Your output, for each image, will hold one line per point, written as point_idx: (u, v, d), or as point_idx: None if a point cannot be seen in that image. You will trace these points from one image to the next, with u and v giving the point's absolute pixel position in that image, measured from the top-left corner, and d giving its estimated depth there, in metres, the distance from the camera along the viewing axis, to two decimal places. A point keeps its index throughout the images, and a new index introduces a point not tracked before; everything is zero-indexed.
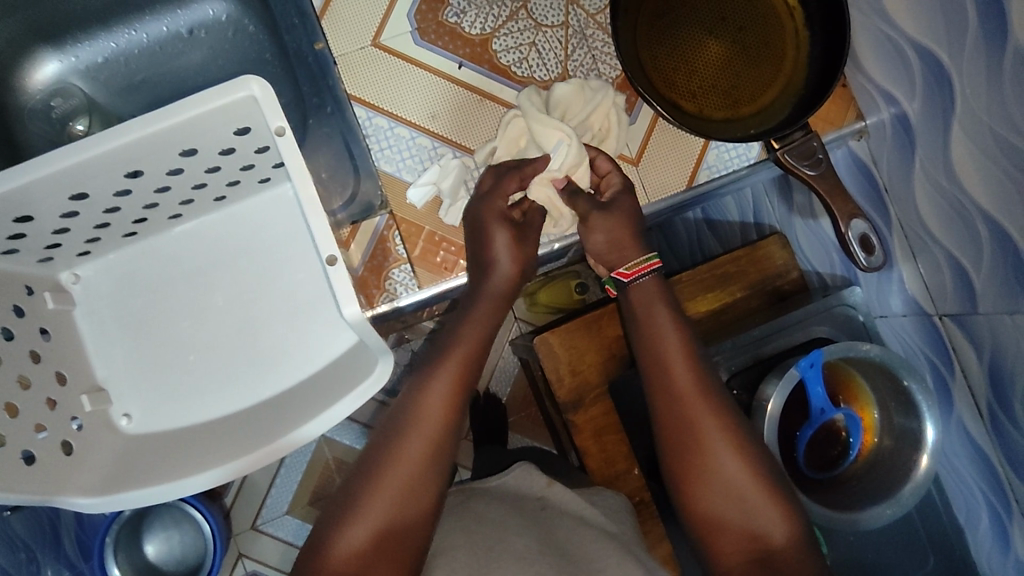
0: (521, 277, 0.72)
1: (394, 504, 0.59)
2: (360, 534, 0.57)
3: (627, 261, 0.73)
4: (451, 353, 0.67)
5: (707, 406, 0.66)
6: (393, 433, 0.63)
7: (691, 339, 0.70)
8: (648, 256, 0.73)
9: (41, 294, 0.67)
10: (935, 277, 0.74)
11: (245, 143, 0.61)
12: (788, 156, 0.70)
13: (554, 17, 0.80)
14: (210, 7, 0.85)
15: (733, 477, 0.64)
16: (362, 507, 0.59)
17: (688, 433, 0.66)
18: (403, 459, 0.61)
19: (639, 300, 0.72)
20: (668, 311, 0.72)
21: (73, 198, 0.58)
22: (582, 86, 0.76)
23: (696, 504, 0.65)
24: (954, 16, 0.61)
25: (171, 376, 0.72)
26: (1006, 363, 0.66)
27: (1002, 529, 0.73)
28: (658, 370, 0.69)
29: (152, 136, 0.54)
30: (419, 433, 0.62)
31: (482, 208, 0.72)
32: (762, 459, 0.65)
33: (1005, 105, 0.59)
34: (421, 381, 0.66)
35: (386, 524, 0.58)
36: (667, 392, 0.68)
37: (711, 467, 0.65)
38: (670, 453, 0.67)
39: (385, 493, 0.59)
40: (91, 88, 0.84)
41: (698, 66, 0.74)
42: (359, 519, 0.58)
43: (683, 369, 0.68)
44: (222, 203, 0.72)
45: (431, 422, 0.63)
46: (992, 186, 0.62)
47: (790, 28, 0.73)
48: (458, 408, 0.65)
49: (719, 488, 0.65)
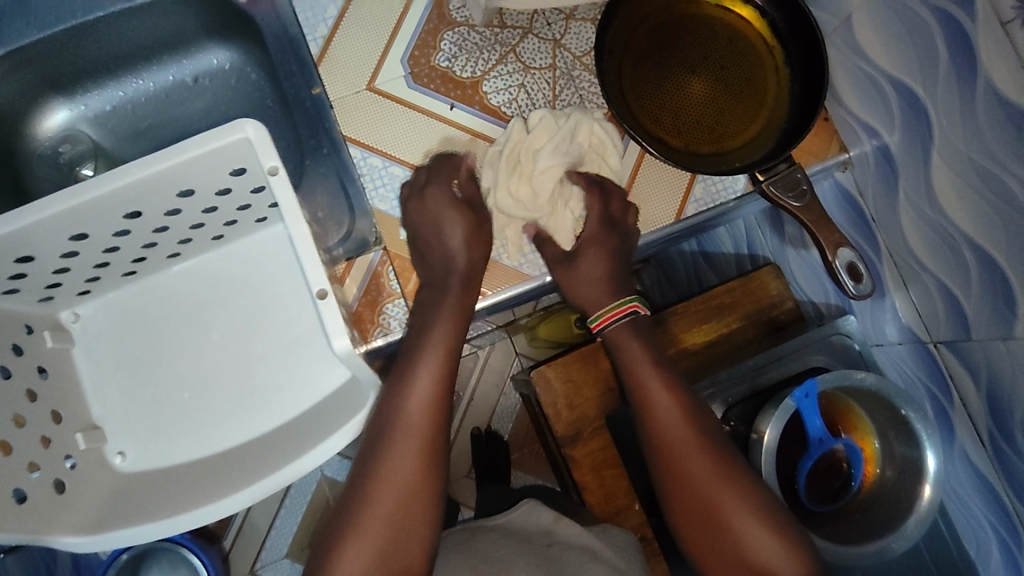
0: (472, 274, 0.73)
1: (388, 522, 0.60)
2: (355, 562, 0.58)
3: (594, 313, 0.77)
4: (423, 357, 0.67)
5: (690, 437, 0.67)
6: (378, 450, 0.63)
7: (671, 368, 0.73)
8: (622, 300, 0.77)
9: (41, 333, 0.69)
10: (927, 305, 0.75)
11: (241, 183, 0.63)
12: (772, 188, 0.71)
13: (542, 60, 0.81)
14: (214, 56, 0.88)
15: (724, 497, 0.64)
16: (357, 534, 0.59)
17: (676, 458, 0.67)
18: (388, 478, 0.61)
19: (617, 343, 0.75)
20: (644, 344, 0.74)
21: (73, 238, 0.60)
22: (556, 115, 0.78)
23: (686, 530, 0.66)
24: (927, 51, 0.63)
25: (164, 413, 0.73)
26: (1005, 389, 0.66)
27: (1014, 562, 0.71)
28: (643, 398, 0.70)
29: (147, 178, 0.56)
30: (401, 448, 0.62)
31: (424, 211, 0.73)
32: (754, 482, 0.65)
33: (982, 137, 0.60)
34: (394, 391, 0.65)
35: (380, 543, 0.59)
36: (651, 417, 0.69)
37: (699, 489, 0.65)
38: (664, 479, 0.68)
39: (378, 518, 0.60)
40: (98, 134, 0.88)
41: (683, 103, 0.76)
42: (355, 541, 0.59)
43: (665, 396, 0.70)
44: (220, 242, 0.74)
45: (419, 432, 0.63)
46: (975, 213, 0.63)
47: (772, 65, 0.76)
48: (436, 414, 0.65)
49: (709, 510, 0.64)
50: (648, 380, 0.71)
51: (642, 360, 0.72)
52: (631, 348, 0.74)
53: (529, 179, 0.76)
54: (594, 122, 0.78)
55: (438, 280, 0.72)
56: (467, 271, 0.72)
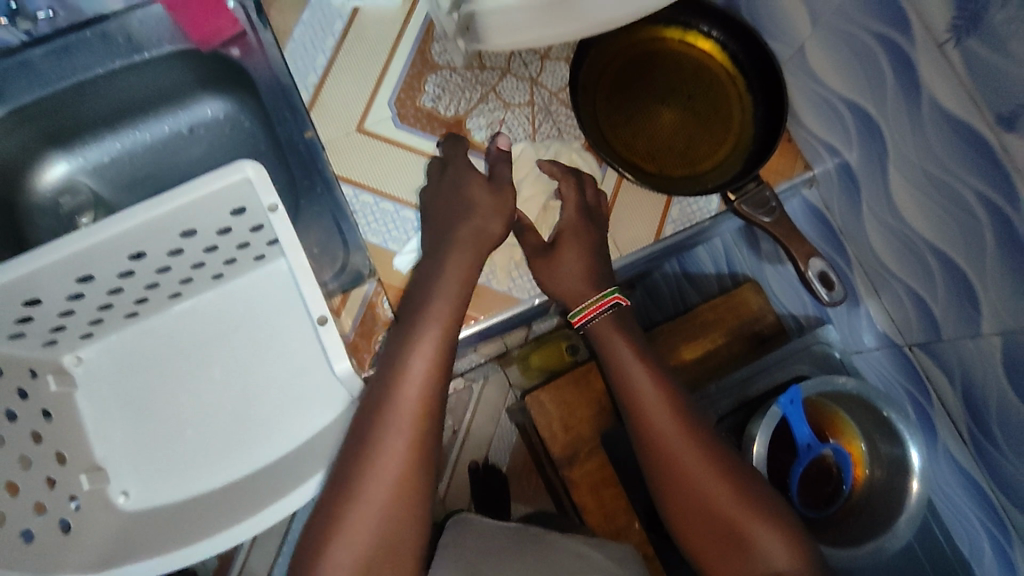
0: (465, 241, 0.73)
1: (383, 505, 0.61)
2: (348, 544, 0.59)
3: (576, 308, 0.77)
4: (421, 342, 0.67)
5: (677, 429, 0.70)
6: (373, 433, 0.63)
7: (657, 362, 0.76)
8: (604, 293, 0.76)
9: (44, 378, 0.70)
10: (899, 311, 0.79)
11: (240, 222, 0.66)
12: (743, 206, 0.76)
13: (520, 97, 0.86)
14: (209, 106, 0.91)
15: (709, 483, 0.67)
16: (350, 516, 0.60)
17: (662, 446, 0.70)
18: (383, 461, 0.62)
19: (603, 339, 0.76)
20: (632, 339, 0.76)
21: (78, 280, 0.62)
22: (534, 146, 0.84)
23: (671, 512, 0.69)
24: (874, 74, 0.69)
25: (166, 449, 0.74)
26: (978, 384, 0.69)
27: (1006, 558, 0.73)
28: (634, 392, 0.73)
29: (151, 220, 0.59)
30: (397, 432, 0.63)
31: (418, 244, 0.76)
32: (738, 469, 0.69)
33: (932, 150, 0.65)
34: (390, 374, 0.66)
35: (374, 527, 0.60)
36: (638, 410, 0.72)
37: (686, 475, 0.68)
38: (652, 465, 0.70)
39: (366, 514, 0.61)
40: (97, 185, 0.91)
41: (655, 131, 0.81)
42: (348, 524, 0.60)
43: (652, 390, 0.72)
44: (219, 280, 0.76)
45: (415, 417, 0.64)
46: (933, 221, 0.68)
47: (735, 93, 0.81)
48: (432, 398, 0.65)
49: (694, 495, 0.67)
50: (635, 375, 0.74)
51: (629, 354, 0.75)
52: (619, 341, 0.76)
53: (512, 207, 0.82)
54: (572, 152, 0.84)
55: (422, 285, 0.71)
56: (458, 266, 0.72)
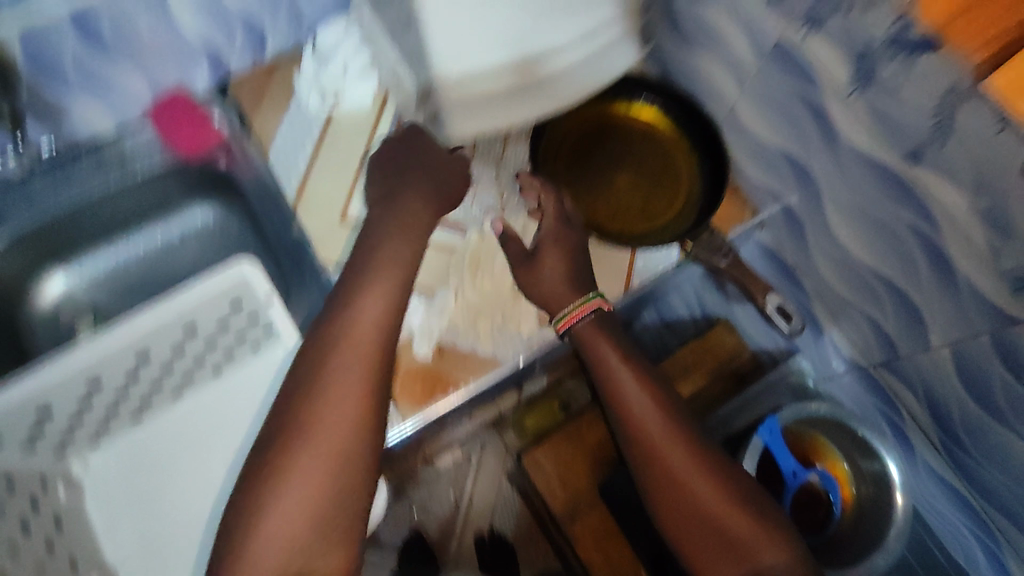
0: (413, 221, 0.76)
1: (326, 459, 0.62)
2: (291, 500, 0.60)
3: (558, 315, 0.79)
4: (364, 294, 0.68)
5: (672, 443, 0.75)
6: (314, 383, 0.64)
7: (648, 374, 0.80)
8: (587, 298, 0.79)
9: (54, 487, 0.71)
10: (858, 335, 0.85)
11: (237, 316, 0.74)
12: (699, 253, 0.84)
13: (486, 177, 0.91)
14: (199, 214, 0.95)
15: (705, 492, 0.72)
16: (295, 472, 0.61)
17: (659, 458, 0.74)
18: (325, 416, 0.63)
19: (588, 342, 0.78)
20: (619, 349, 0.79)
21: (91, 381, 0.68)
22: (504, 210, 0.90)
23: (668, 517, 0.74)
24: (797, 126, 0.77)
25: (174, 546, 0.74)
26: (938, 394, 0.76)
27: (998, 560, 0.82)
28: (627, 411, 0.77)
29: (160, 317, 0.69)
30: (341, 390, 0.64)
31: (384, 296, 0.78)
32: (729, 476, 0.75)
33: (858, 187, 0.73)
34: (336, 325, 0.67)
35: (316, 483, 0.61)
36: (634, 426, 0.76)
37: (683, 485, 0.73)
38: (649, 475, 0.75)
39: (306, 469, 0.61)
40: (94, 296, 0.94)
41: (614, 194, 0.89)
42: (291, 479, 0.61)
43: (647, 406, 0.77)
44: (220, 373, 0.78)
45: (356, 367, 0.65)
46: (872, 251, 0.75)
47: (680, 153, 0.89)
48: (375, 354, 0.66)
49: (691, 502, 0.73)
50: (626, 392, 0.78)
51: (620, 365, 0.78)
52: (607, 353, 0.78)
53: (490, 273, 0.86)
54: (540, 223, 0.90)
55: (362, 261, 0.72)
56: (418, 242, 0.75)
